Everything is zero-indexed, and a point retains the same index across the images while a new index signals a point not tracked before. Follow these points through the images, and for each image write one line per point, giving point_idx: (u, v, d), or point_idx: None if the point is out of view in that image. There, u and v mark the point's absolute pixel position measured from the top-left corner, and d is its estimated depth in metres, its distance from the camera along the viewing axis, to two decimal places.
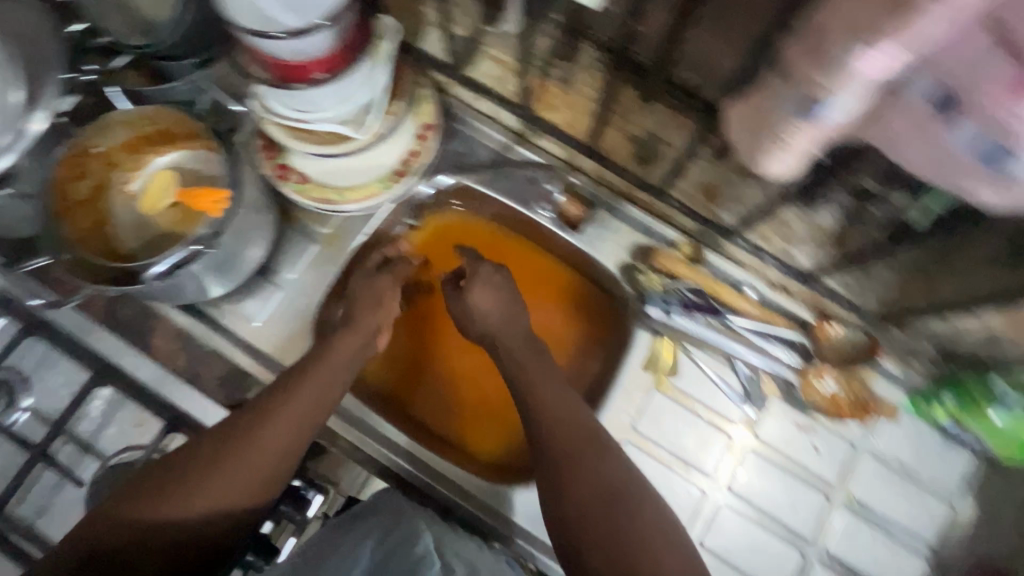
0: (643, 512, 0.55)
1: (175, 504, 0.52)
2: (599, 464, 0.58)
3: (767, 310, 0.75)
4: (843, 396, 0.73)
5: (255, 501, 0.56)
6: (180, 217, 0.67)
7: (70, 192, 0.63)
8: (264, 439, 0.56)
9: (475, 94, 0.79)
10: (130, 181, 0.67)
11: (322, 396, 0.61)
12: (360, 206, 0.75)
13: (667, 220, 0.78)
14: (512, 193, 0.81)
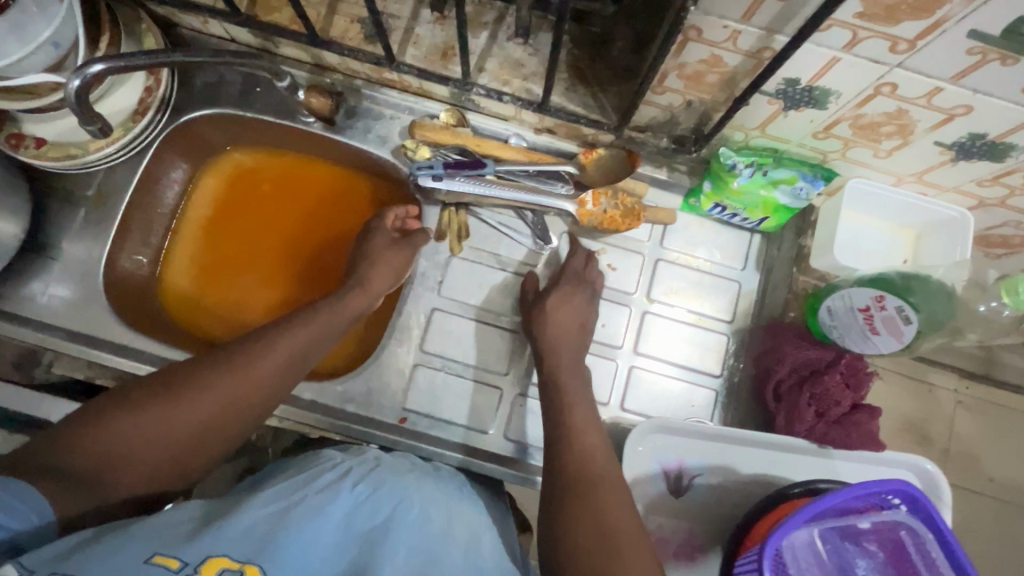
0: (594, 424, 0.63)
1: (153, 430, 0.51)
2: (570, 382, 0.67)
3: (533, 153, 0.79)
4: (616, 210, 0.77)
5: (243, 418, 0.56)
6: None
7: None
8: (254, 379, 0.56)
9: (197, 16, 0.76)
10: None
11: (317, 332, 0.62)
12: (106, 155, 0.73)
13: (425, 95, 0.80)
14: (271, 107, 0.81)
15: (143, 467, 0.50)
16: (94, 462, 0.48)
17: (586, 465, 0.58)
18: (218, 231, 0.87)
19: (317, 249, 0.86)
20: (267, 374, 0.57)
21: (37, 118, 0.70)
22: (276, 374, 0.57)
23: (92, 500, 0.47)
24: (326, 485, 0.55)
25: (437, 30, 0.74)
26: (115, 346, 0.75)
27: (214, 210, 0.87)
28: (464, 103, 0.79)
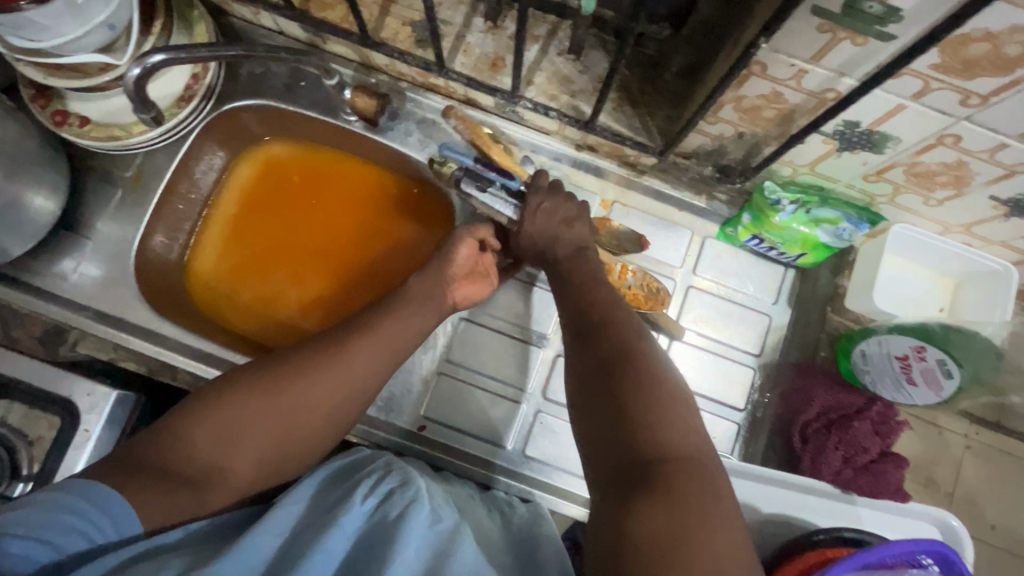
0: (627, 331, 0.56)
1: (243, 427, 0.50)
2: (602, 307, 0.59)
3: (574, 169, 0.80)
4: (641, 291, 0.74)
5: (335, 405, 0.54)
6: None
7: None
8: (340, 375, 0.54)
9: (249, 8, 0.76)
10: None
11: (409, 319, 0.61)
12: (147, 139, 0.72)
13: (470, 103, 0.79)
14: (314, 102, 0.81)
15: (241, 464, 0.50)
16: (191, 460, 0.48)
17: (614, 381, 0.52)
18: (254, 220, 0.86)
19: (343, 246, 0.85)
20: (353, 369, 0.55)
21: (85, 97, 0.70)
22: (361, 368, 0.56)
23: (191, 502, 0.47)
24: (337, 500, 0.50)
25: (488, 39, 0.74)
26: (141, 330, 0.75)
27: (242, 202, 0.86)
28: (507, 114, 0.78)
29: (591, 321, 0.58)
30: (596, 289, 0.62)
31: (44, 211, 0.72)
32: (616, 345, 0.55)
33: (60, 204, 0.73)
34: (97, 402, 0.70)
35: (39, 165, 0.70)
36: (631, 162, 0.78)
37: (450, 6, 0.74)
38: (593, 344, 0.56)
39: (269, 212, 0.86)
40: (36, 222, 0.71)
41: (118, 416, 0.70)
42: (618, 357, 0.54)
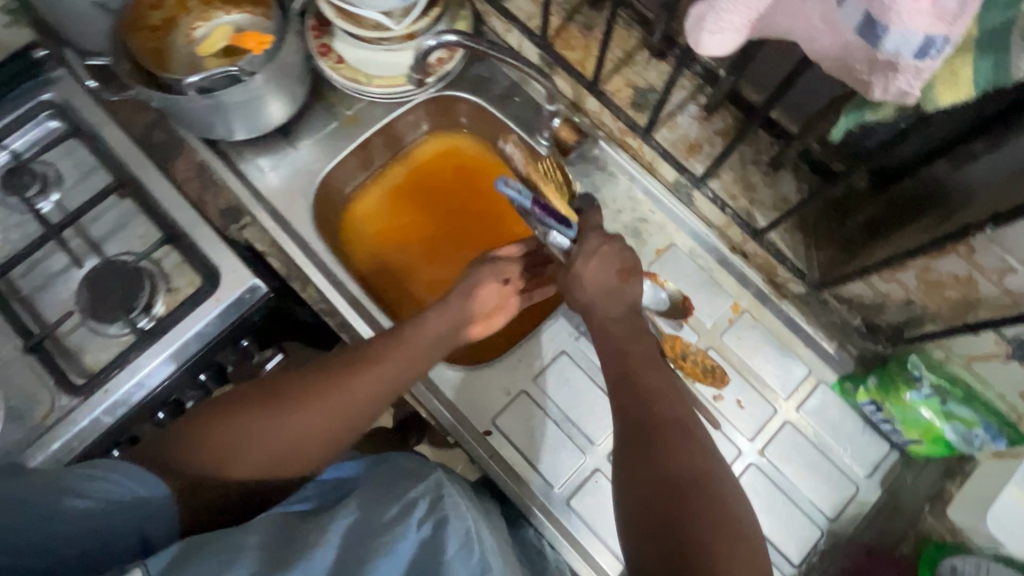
0: (698, 455, 0.57)
1: (238, 445, 0.59)
2: (669, 412, 0.60)
3: (720, 268, 0.83)
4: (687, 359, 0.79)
5: (322, 430, 0.61)
6: (222, 59, 0.81)
7: (145, 15, 0.77)
8: (329, 405, 0.61)
9: (505, 24, 0.88)
10: (195, 29, 0.83)
11: (417, 361, 0.66)
12: (382, 92, 0.85)
13: (651, 170, 0.84)
14: (518, 117, 0.89)
15: (236, 475, 0.59)
16: (194, 467, 0.58)
17: (682, 504, 0.53)
18: (422, 192, 0.94)
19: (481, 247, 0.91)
20: (343, 391, 0.62)
21: (350, 43, 0.83)
22: (358, 395, 0.62)
23: (192, 495, 0.57)
24: (396, 515, 0.53)
25: (694, 125, 0.80)
26: (299, 238, 0.83)
27: (411, 174, 0.94)
28: (679, 193, 0.83)
29: (653, 425, 0.59)
30: (646, 363, 0.63)
31: (275, 117, 0.83)
32: (687, 472, 0.56)
33: (285, 118, 0.85)
34: (238, 281, 0.80)
35: (293, 80, 0.81)
36: (777, 282, 0.80)
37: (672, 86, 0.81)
38: (644, 460, 0.57)
39: (439, 188, 0.94)
40: (265, 122, 0.82)
41: (242, 303, 0.80)
42: (677, 480, 0.55)
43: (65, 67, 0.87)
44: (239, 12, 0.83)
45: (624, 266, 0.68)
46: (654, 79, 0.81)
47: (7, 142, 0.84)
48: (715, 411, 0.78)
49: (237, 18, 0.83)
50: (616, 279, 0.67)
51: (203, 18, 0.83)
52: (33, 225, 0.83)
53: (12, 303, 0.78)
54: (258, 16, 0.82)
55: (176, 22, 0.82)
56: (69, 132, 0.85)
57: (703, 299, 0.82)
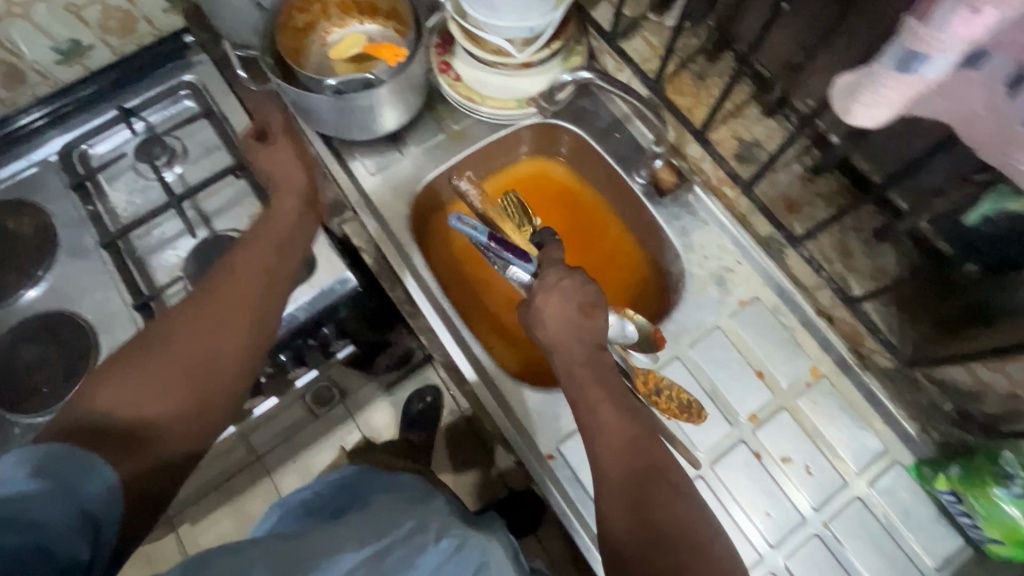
0: (695, 513, 0.60)
1: (144, 390, 0.52)
2: (654, 465, 0.63)
3: (802, 329, 0.82)
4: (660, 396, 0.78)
5: (251, 305, 0.61)
6: (352, 66, 0.87)
7: (294, 17, 0.83)
8: (210, 328, 0.58)
9: (618, 63, 0.91)
10: (331, 34, 0.88)
11: (272, 290, 0.64)
12: (493, 113, 0.89)
13: (744, 222, 0.85)
14: (616, 154, 0.91)
15: (163, 429, 0.52)
16: (114, 414, 0.51)
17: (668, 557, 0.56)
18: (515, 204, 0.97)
19: None
20: (236, 329, 0.59)
21: (471, 63, 0.88)
22: (222, 317, 0.59)
23: (132, 456, 0.50)
24: (404, 534, 0.53)
25: (797, 185, 0.80)
26: (394, 240, 0.87)
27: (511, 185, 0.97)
28: (770, 249, 0.83)
29: (643, 480, 0.62)
30: (624, 424, 0.65)
31: (386, 124, 0.86)
32: (678, 530, 0.59)
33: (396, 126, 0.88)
34: (333, 272, 0.85)
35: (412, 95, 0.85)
36: (862, 353, 0.79)
37: (777, 143, 0.82)
38: (637, 517, 0.60)
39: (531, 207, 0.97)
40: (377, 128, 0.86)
41: (330, 292, 0.84)
42: (666, 536, 0.58)
43: (206, 53, 0.95)
44: (373, 24, 0.89)
45: (588, 301, 0.71)
46: (760, 133, 0.82)
47: (145, 115, 0.92)
48: (778, 475, 0.77)
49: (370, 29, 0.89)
50: (577, 315, 0.70)
51: (338, 25, 0.89)
52: (155, 192, 0.89)
53: (126, 261, 0.84)
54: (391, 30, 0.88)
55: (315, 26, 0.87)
56: (202, 113, 0.92)
57: (782, 358, 0.81)
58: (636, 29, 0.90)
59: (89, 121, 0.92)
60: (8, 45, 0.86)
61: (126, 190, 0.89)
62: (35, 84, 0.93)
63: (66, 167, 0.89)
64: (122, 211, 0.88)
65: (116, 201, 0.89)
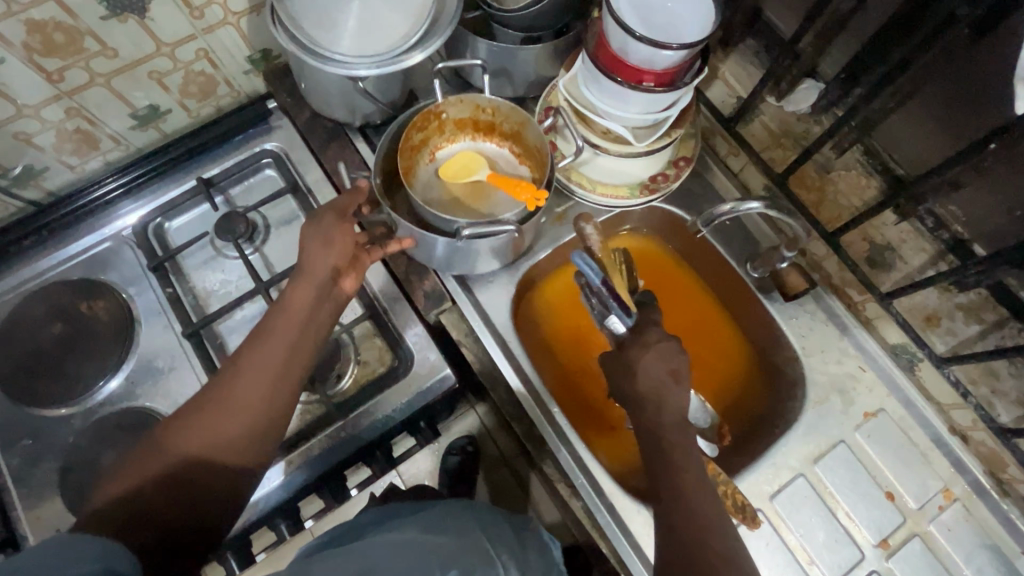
0: None
1: (126, 473, 0.52)
2: (722, 549, 0.56)
3: (933, 448, 0.77)
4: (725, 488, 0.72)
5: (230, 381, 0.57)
6: (468, 190, 0.81)
7: (409, 138, 0.77)
8: (218, 403, 0.56)
9: (733, 148, 0.86)
10: (440, 148, 0.83)
11: (262, 360, 0.58)
12: (602, 200, 0.83)
13: (869, 327, 0.80)
14: (729, 243, 0.85)
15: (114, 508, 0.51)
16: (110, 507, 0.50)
17: None
18: None
19: None
20: (233, 403, 0.56)
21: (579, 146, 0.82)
22: (235, 428, 0.55)
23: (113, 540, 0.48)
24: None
25: (934, 294, 0.76)
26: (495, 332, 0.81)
27: None
28: (898, 358, 0.79)
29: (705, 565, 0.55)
30: (701, 489, 0.59)
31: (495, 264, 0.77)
32: None
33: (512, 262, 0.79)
34: (432, 369, 0.79)
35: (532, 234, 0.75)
36: (1002, 478, 0.74)
37: (912, 248, 0.77)
38: None
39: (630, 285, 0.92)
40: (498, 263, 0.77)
41: (428, 392, 0.79)
42: None
43: (290, 119, 0.89)
44: (485, 141, 0.85)
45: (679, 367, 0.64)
46: (893, 236, 0.78)
47: (227, 187, 0.87)
48: None
49: (483, 146, 0.85)
50: (668, 381, 0.63)
51: (448, 139, 0.84)
52: (239, 272, 0.84)
53: (210, 351, 0.79)
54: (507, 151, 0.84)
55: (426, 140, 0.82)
56: (287, 186, 0.86)
57: (912, 478, 0.76)
58: (754, 112, 0.85)
59: (167, 193, 0.87)
60: (86, 114, 0.80)
61: (210, 269, 0.84)
62: (108, 150, 0.87)
63: (143, 244, 0.83)
64: (205, 295, 0.83)
65: (198, 282, 0.84)
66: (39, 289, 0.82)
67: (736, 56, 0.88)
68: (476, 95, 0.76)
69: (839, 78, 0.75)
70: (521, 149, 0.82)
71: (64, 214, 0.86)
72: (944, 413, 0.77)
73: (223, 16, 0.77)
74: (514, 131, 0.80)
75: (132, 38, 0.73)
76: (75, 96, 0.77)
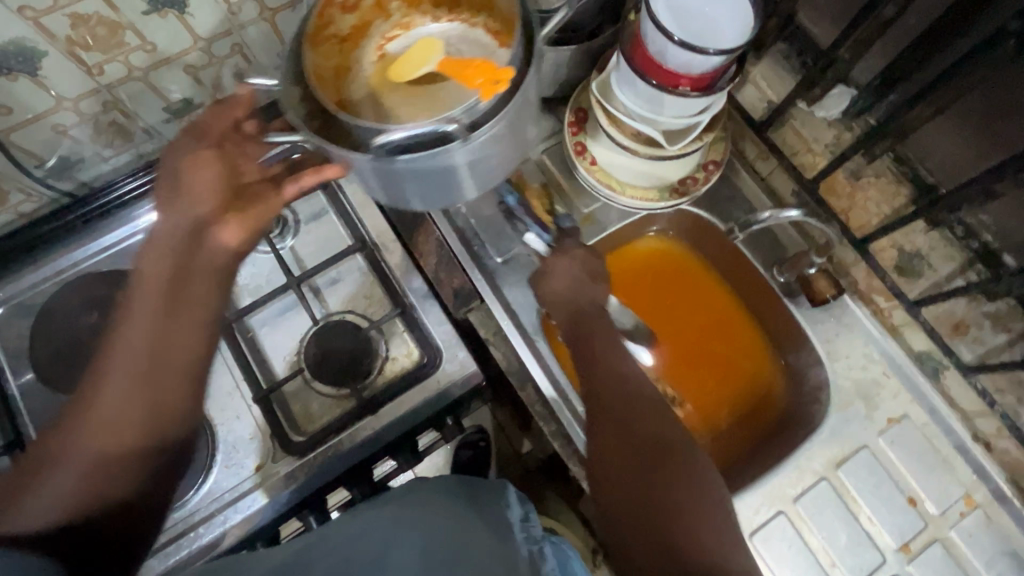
0: (681, 492, 0.57)
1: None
2: (648, 433, 0.62)
3: (956, 454, 0.77)
4: None
5: (95, 379, 0.47)
6: (415, 85, 0.66)
7: (333, 18, 0.64)
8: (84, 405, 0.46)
9: (762, 152, 0.86)
10: (388, 39, 0.70)
11: (126, 344, 0.47)
12: (634, 202, 0.84)
13: (895, 335, 0.80)
14: (755, 248, 0.86)
15: None
16: None
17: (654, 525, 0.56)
18: (640, 278, 0.92)
19: (674, 350, 0.90)
20: (102, 400, 0.46)
21: (610, 147, 0.82)
22: (112, 423, 0.45)
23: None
24: None
25: (963, 302, 0.77)
26: (523, 332, 0.82)
27: (637, 256, 0.93)
28: (924, 366, 0.79)
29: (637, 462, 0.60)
30: (627, 404, 0.64)
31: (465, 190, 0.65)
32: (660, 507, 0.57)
33: (483, 189, 0.67)
34: (459, 366, 0.80)
35: (517, 143, 0.62)
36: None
37: (941, 256, 0.78)
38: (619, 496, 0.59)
39: (654, 279, 0.93)
40: (470, 188, 0.65)
41: (456, 388, 0.80)
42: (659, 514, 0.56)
43: None
44: (450, 21, 0.70)
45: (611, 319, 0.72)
46: (923, 243, 0.79)
47: None
48: None
49: (448, 28, 0.70)
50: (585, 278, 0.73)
51: (400, 25, 0.71)
52: (270, 267, 0.85)
53: (242, 344, 0.80)
54: (475, 33, 0.69)
55: (370, 28, 0.70)
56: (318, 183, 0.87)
57: (934, 485, 0.77)
58: (785, 118, 0.86)
59: None
60: (122, 108, 0.81)
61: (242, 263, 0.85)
62: (141, 142, 0.88)
63: None
64: (236, 289, 0.84)
65: None
66: (72, 279, 0.83)
67: (767, 61, 0.88)
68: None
69: (873, 85, 0.76)
70: (495, 25, 0.67)
71: (100, 206, 0.88)
72: (968, 421, 0.78)
73: (260, 12, 0.78)
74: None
75: (170, 33, 0.74)
76: (112, 90, 0.77)
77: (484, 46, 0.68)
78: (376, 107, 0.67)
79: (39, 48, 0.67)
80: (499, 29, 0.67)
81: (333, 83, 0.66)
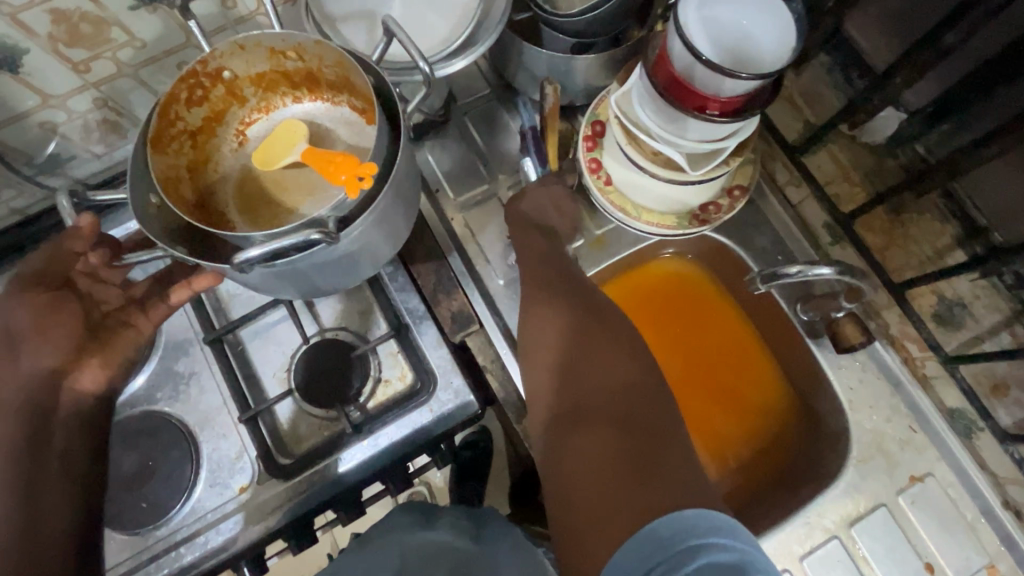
0: (602, 375, 0.64)
1: None
2: (580, 341, 0.67)
3: (983, 521, 0.72)
4: None
5: None
6: (286, 174, 0.64)
7: (182, 113, 0.61)
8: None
9: (794, 176, 0.79)
10: (249, 122, 0.68)
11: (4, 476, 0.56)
12: (649, 228, 0.78)
13: (925, 387, 0.75)
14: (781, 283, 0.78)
15: None
16: None
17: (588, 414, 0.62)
18: (648, 297, 0.86)
19: (680, 373, 0.85)
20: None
21: (626, 167, 0.75)
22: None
23: None
24: None
25: (1005, 365, 0.75)
26: None
27: (647, 274, 0.87)
28: (954, 422, 0.74)
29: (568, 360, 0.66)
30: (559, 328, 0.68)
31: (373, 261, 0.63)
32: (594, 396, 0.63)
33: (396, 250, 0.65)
34: (454, 393, 0.77)
35: (404, 214, 0.62)
36: None
37: (985, 307, 0.74)
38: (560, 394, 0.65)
39: (663, 298, 0.87)
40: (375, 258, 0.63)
41: (450, 417, 0.76)
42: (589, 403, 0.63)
43: None
44: (314, 100, 0.67)
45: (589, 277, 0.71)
46: (966, 291, 0.75)
47: None
48: None
49: (313, 109, 0.68)
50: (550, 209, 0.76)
51: (261, 108, 0.68)
52: None
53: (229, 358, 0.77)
54: (342, 111, 0.66)
55: (224, 115, 0.67)
56: None
57: (955, 552, 0.71)
58: (824, 143, 0.80)
59: None
60: (113, 105, 0.77)
61: None
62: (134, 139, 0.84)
63: None
64: (226, 299, 0.81)
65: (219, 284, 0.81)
66: None
67: (807, 77, 0.81)
68: (254, 38, 0.57)
69: (926, 112, 0.70)
70: (360, 104, 0.64)
71: None
72: (997, 484, 0.72)
73: (257, 7, 0.72)
74: (339, 79, 0.62)
75: (160, 30, 0.69)
76: (101, 87, 0.73)
77: (353, 127, 0.66)
78: (244, 206, 0.65)
79: (19, 45, 0.63)
80: (363, 109, 0.64)
81: (189, 185, 0.64)
